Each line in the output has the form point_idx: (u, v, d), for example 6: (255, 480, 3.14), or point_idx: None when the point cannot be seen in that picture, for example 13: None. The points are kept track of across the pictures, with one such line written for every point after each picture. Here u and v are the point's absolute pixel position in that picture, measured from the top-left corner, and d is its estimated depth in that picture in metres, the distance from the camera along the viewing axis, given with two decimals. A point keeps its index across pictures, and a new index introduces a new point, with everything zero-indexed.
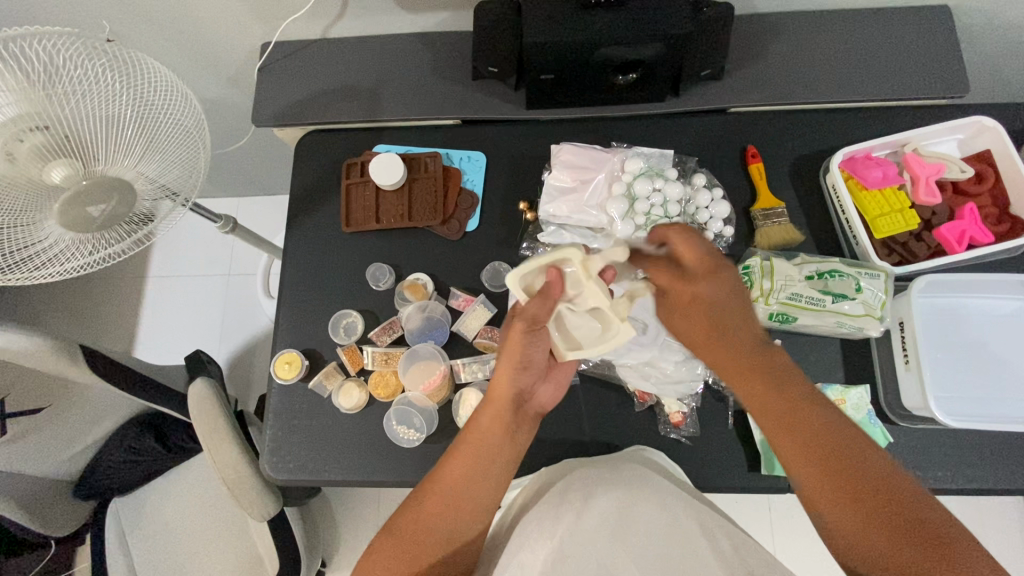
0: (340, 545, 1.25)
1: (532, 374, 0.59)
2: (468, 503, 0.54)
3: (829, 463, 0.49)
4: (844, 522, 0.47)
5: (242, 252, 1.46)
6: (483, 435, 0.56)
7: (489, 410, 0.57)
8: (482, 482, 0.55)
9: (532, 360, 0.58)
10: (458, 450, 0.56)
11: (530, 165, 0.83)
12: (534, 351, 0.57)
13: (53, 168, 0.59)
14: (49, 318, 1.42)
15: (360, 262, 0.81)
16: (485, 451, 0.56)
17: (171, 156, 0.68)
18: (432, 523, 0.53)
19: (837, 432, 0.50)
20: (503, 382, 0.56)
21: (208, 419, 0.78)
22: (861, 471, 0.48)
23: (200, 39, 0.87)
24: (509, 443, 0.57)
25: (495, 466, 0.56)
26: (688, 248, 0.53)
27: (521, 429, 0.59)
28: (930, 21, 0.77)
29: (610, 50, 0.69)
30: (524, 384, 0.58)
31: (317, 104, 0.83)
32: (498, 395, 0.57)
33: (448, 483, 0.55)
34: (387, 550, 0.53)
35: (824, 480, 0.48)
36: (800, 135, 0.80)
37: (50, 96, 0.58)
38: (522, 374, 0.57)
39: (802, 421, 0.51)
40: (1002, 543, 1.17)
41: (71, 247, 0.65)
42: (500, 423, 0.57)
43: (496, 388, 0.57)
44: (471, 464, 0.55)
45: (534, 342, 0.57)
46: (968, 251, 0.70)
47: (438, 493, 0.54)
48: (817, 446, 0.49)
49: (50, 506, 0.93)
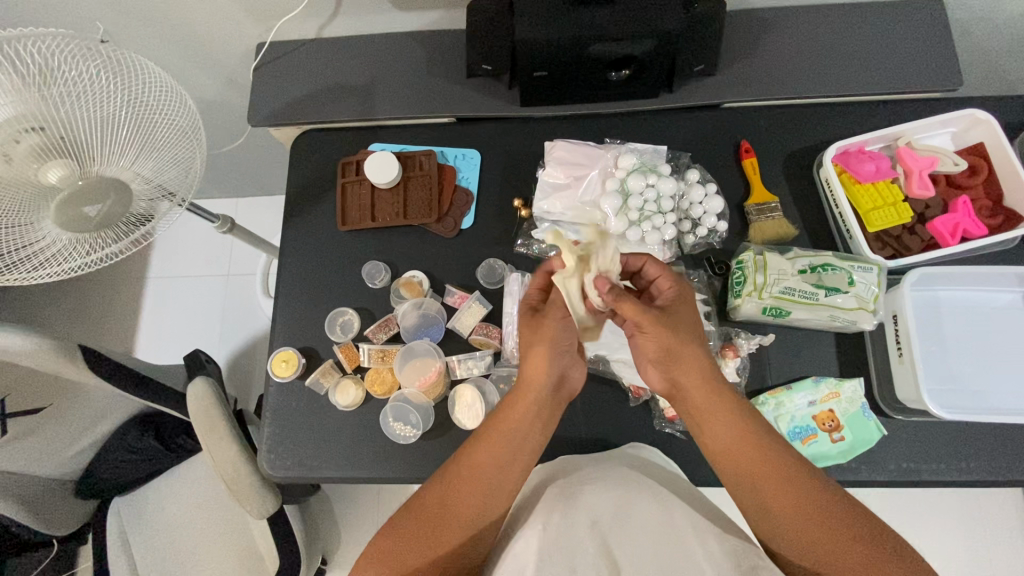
0: (341, 542, 1.26)
1: (566, 360, 0.61)
2: (495, 487, 0.55)
3: (773, 476, 0.54)
4: (793, 530, 0.52)
5: (241, 252, 1.47)
6: (514, 417, 0.57)
7: (525, 396, 0.59)
8: (510, 466, 0.56)
9: (565, 345, 0.61)
10: (490, 431, 0.57)
11: (525, 162, 0.83)
12: (564, 335, 0.61)
13: (50, 168, 0.61)
14: (49, 318, 1.43)
15: (357, 260, 0.81)
16: (517, 436, 0.57)
17: (167, 156, 0.68)
18: (457, 504, 0.54)
19: (778, 450, 0.55)
20: (539, 367, 0.59)
21: (207, 419, 0.78)
22: (800, 479, 0.53)
23: (195, 40, 0.87)
24: (540, 429, 0.59)
25: (522, 452, 0.57)
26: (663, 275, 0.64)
27: (552, 415, 0.61)
28: (923, 14, 0.77)
29: (602, 47, 0.70)
30: (558, 369, 0.61)
31: (312, 103, 0.84)
32: (533, 381, 0.59)
33: (476, 464, 0.55)
34: (411, 529, 0.54)
35: (779, 497, 0.53)
36: (793, 129, 0.80)
37: (45, 96, 0.59)
38: (555, 360, 0.60)
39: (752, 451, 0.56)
40: (1000, 538, 1.17)
41: (69, 247, 0.64)
42: (532, 406, 0.58)
43: (531, 373, 0.59)
44: (500, 446, 0.56)
45: (561, 329, 0.61)
46: (960, 245, 0.70)
47: (465, 476, 0.55)
48: (760, 466, 0.54)
49: (52, 505, 0.94)
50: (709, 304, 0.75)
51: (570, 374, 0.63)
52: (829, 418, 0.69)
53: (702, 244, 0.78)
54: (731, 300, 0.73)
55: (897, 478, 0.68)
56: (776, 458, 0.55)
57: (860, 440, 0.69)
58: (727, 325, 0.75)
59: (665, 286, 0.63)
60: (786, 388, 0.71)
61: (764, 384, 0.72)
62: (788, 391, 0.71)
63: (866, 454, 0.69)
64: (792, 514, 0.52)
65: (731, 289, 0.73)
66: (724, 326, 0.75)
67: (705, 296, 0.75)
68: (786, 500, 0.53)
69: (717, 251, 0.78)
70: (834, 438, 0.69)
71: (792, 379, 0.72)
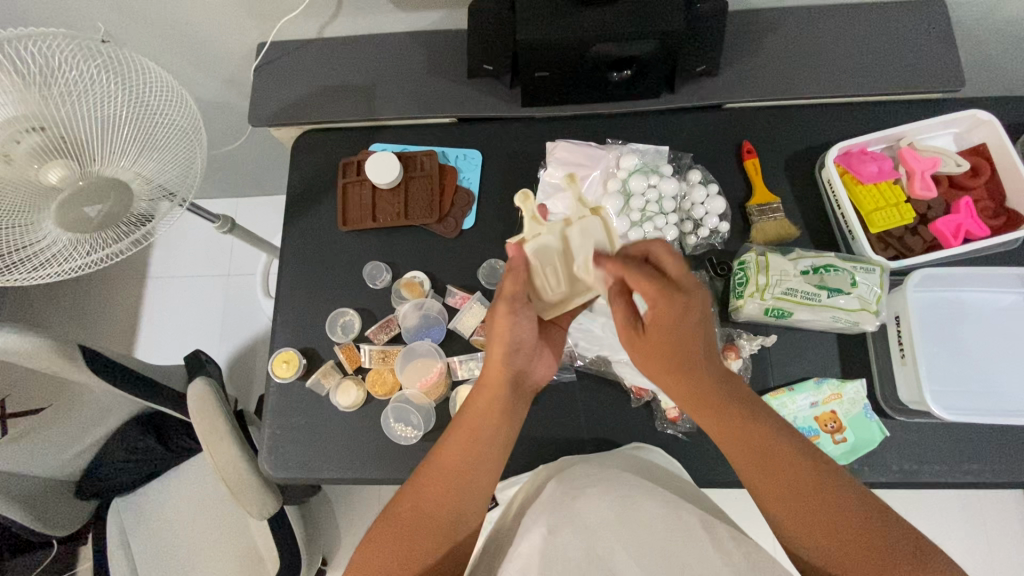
0: (341, 543, 1.25)
1: (526, 355, 0.58)
2: (467, 488, 0.54)
3: (787, 482, 0.50)
4: (808, 532, 0.49)
5: (242, 253, 1.46)
6: (478, 417, 0.56)
7: (485, 394, 0.56)
8: (480, 465, 0.55)
9: (522, 341, 0.58)
10: (455, 433, 0.56)
11: (527, 163, 0.83)
12: (521, 331, 0.57)
13: (51, 169, 0.60)
14: (49, 319, 1.42)
15: (358, 261, 0.81)
16: (482, 434, 0.55)
17: (168, 156, 0.68)
18: (432, 507, 0.53)
19: (785, 444, 0.52)
20: (495, 364, 0.57)
21: (208, 420, 0.78)
22: (814, 480, 0.50)
23: (196, 40, 0.87)
24: (506, 425, 0.57)
25: (491, 452, 0.55)
26: (674, 263, 0.53)
27: (520, 412, 0.59)
28: (925, 15, 0.77)
29: (604, 47, 0.69)
30: (517, 366, 0.58)
31: (313, 103, 0.84)
32: (492, 379, 0.57)
33: (445, 464, 0.55)
34: (388, 533, 0.53)
35: (786, 497, 0.50)
36: (795, 130, 0.80)
37: (46, 97, 0.59)
38: (513, 356, 0.57)
39: (756, 442, 0.52)
40: (1002, 541, 1.17)
41: (70, 247, 0.65)
42: (495, 406, 0.56)
43: (490, 371, 0.57)
44: (466, 447, 0.55)
45: (519, 322, 0.57)
46: (963, 246, 0.70)
47: (437, 477, 0.54)
48: (774, 475, 0.51)
49: (54, 506, 0.94)
50: (711, 305, 0.74)
51: (532, 369, 0.60)
52: (830, 419, 0.69)
53: (703, 245, 0.78)
54: (733, 301, 0.72)
55: (900, 479, 0.68)
56: (782, 453, 0.51)
57: (861, 441, 0.69)
58: (729, 326, 0.75)
59: (669, 260, 0.54)
60: (787, 389, 0.71)
61: (766, 385, 0.72)
62: (790, 392, 0.70)
63: (868, 456, 0.69)
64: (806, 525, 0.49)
65: (734, 290, 0.73)
66: (726, 328, 0.74)
67: None
68: (802, 510, 0.49)
69: (719, 251, 0.78)
70: (836, 440, 0.69)
71: (793, 380, 0.72)
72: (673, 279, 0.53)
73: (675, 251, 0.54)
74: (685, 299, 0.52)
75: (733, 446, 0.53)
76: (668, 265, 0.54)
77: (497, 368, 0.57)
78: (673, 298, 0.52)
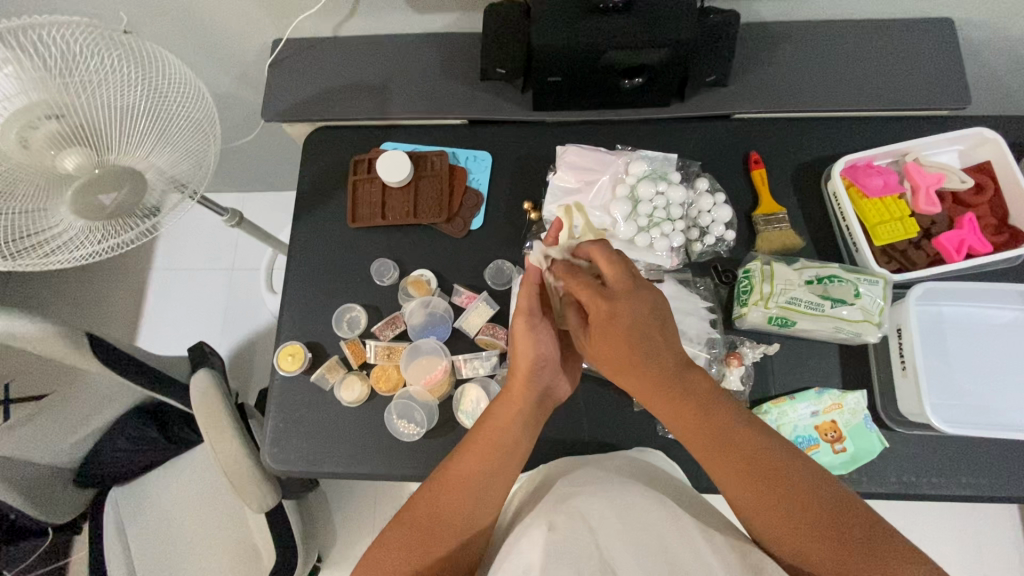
0: (336, 540, 1.25)
1: (549, 371, 0.61)
2: (484, 495, 0.55)
3: (756, 477, 0.50)
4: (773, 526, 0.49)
5: (246, 247, 1.47)
6: (502, 430, 0.57)
7: (508, 408, 0.58)
8: (499, 475, 0.55)
9: (546, 355, 0.61)
10: (472, 445, 0.57)
11: (536, 166, 0.84)
12: (542, 347, 0.61)
13: (67, 156, 0.60)
14: (52, 307, 1.43)
15: (365, 258, 0.82)
16: (504, 446, 0.56)
17: (182, 148, 0.69)
18: (447, 514, 0.54)
19: (761, 453, 0.51)
20: (520, 379, 0.59)
21: (212, 412, 0.78)
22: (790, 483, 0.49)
23: (213, 34, 0.88)
24: (527, 438, 0.58)
25: (508, 465, 0.56)
26: (607, 264, 0.58)
27: (540, 427, 0.60)
28: (933, 33, 0.78)
29: (616, 55, 0.70)
30: (542, 382, 0.60)
31: (327, 100, 0.84)
32: (517, 394, 0.59)
33: (462, 471, 0.55)
34: (398, 539, 0.53)
35: (759, 495, 0.49)
36: (802, 142, 0.81)
37: (67, 85, 0.59)
38: (537, 372, 0.60)
39: (732, 443, 0.51)
40: (996, 558, 1.17)
41: (82, 234, 0.65)
42: (520, 419, 0.58)
43: (514, 386, 0.59)
44: (484, 457, 0.56)
45: (538, 339, 0.60)
46: (966, 261, 0.71)
47: (451, 484, 0.55)
48: (738, 471, 0.50)
49: (51, 494, 0.93)
50: (715, 312, 0.75)
51: (552, 386, 0.62)
52: (831, 429, 0.70)
53: (709, 253, 0.78)
54: (737, 309, 0.73)
55: (898, 490, 0.68)
56: (760, 461, 0.50)
57: (860, 451, 0.69)
58: (732, 333, 0.75)
59: (606, 265, 0.58)
60: (789, 397, 0.71)
61: (767, 393, 0.73)
62: (790, 400, 0.71)
63: (868, 467, 0.69)
64: (769, 514, 0.49)
65: (738, 298, 0.74)
66: (729, 335, 0.75)
67: (712, 304, 0.76)
68: (770, 510, 0.49)
69: (724, 259, 0.78)
70: (836, 449, 0.69)
71: (794, 389, 0.73)
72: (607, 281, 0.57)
73: (608, 260, 0.58)
74: (612, 305, 0.55)
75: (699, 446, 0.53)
76: (602, 268, 0.58)
77: (522, 383, 0.59)
78: (613, 301, 0.56)
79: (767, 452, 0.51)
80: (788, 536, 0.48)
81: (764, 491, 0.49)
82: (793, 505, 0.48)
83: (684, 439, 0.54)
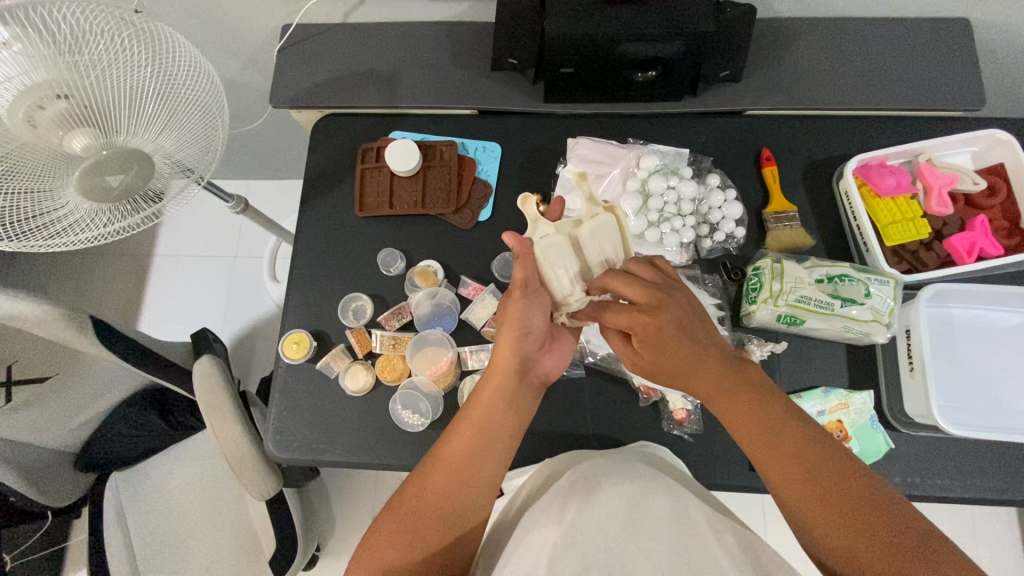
0: (336, 527, 1.25)
1: (535, 342, 0.60)
2: (473, 480, 0.54)
3: (806, 474, 0.50)
4: (827, 526, 0.48)
5: (250, 234, 1.46)
6: (486, 409, 0.56)
7: (489, 386, 0.57)
8: (487, 458, 0.55)
9: (533, 328, 0.59)
10: (464, 425, 0.56)
11: (546, 158, 0.83)
12: (532, 318, 0.59)
13: (74, 136, 0.60)
14: (54, 290, 1.42)
15: (372, 247, 0.81)
16: (491, 423, 0.56)
17: (189, 132, 0.68)
18: (436, 499, 0.53)
19: (815, 450, 0.51)
20: (503, 352, 0.58)
21: (215, 399, 0.78)
22: (840, 480, 0.49)
23: (222, 18, 0.87)
24: (511, 419, 0.57)
25: (498, 447, 0.56)
26: (632, 288, 0.55)
27: (526, 405, 0.59)
28: (950, 32, 0.77)
29: (630, 47, 0.70)
30: (526, 353, 0.59)
31: (336, 87, 0.84)
32: (499, 368, 0.58)
33: (451, 454, 0.55)
34: (392, 528, 0.53)
35: (812, 492, 0.49)
36: (815, 139, 0.81)
37: (76, 63, 0.58)
38: (522, 343, 0.58)
39: (785, 438, 0.52)
40: (993, 558, 1.18)
41: (87, 217, 0.65)
42: (501, 396, 0.57)
43: (497, 359, 0.58)
44: (475, 438, 0.55)
45: (528, 309, 0.59)
46: (977, 263, 0.70)
47: (444, 468, 0.55)
48: (791, 464, 0.50)
49: (52, 476, 0.93)
50: (723, 309, 0.75)
51: (537, 360, 0.61)
52: (836, 428, 0.70)
53: (718, 249, 0.78)
54: (746, 307, 0.73)
55: (902, 490, 0.68)
56: (812, 456, 0.51)
57: (866, 451, 0.69)
58: (740, 331, 0.75)
59: (629, 288, 0.55)
60: (795, 396, 0.71)
61: None
62: (797, 399, 0.71)
63: (873, 466, 0.69)
64: (823, 511, 0.48)
65: (747, 296, 0.73)
66: (737, 333, 0.75)
67: (720, 301, 0.75)
68: (821, 507, 0.48)
69: (734, 256, 0.78)
70: None
71: (801, 388, 0.72)
72: (641, 304, 0.54)
73: (631, 278, 0.56)
74: (658, 318, 0.54)
75: (753, 442, 0.53)
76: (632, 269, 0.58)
77: (505, 358, 0.58)
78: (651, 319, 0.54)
79: (811, 446, 0.51)
80: (844, 537, 0.47)
81: (814, 489, 0.49)
82: (842, 501, 0.48)
83: (738, 438, 0.54)
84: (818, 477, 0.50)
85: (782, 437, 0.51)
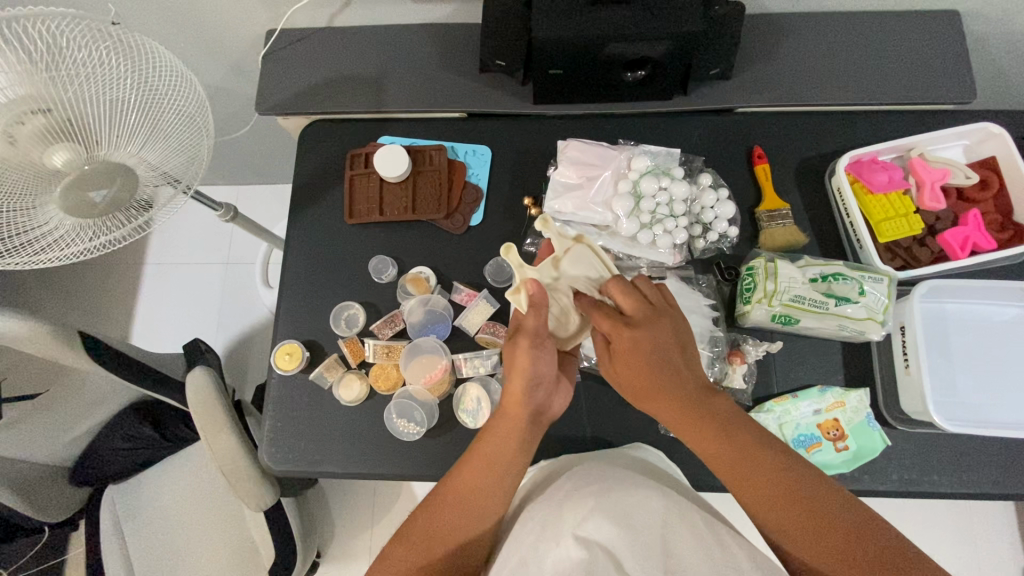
0: (336, 534, 1.25)
1: (545, 389, 0.59)
2: (482, 506, 0.55)
3: (785, 503, 0.50)
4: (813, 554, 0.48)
5: (241, 241, 1.45)
6: (498, 445, 0.56)
7: (504, 424, 0.57)
8: (498, 486, 0.55)
9: (543, 374, 0.58)
10: (474, 457, 0.56)
11: (537, 160, 0.82)
12: (541, 366, 0.58)
13: (54, 152, 0.58)
14: (45, 302, 1.41)
15: (363, 254, 0.81)
16: (502, 458, 0.56)
17: (174, 142, 0.66)
18: (445, 526, 0.54)
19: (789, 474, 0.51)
20: (517, 397, 0.57)
21: (209, 411, 0.76)
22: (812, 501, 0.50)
23: (205, 26, 0.86)
24: (524, 454, 0.57)
25: (506, 480, 0.56)
26: (625, 296, 0.59)
27: (534, 446, 0.59)
28: (941, 25, 0.77)
29: (618, 47, 0.69)
30: (538, 399, 0.59)
31: (323, 93, 0.83)
32: (512, 411, 0.57)
33: (461, 484, 0.55)
34: (400, 551, 0.54)
35: (794, 520, 0.49)
36: (806, 136, 0.80)
37: (53, 78, 0.57)
38: (534, 390, 0.58)
39: (758, 466, 0.52)
40: (991, 549, 1.19)
41: (72, 233, 0.63)
42: (518, 435, 0.57)
43: (509, 403, 0.57)
44: (484, 471, 0.55)
45: (539, 357, 0.58)
46: (971, 257, 0.70)
47: (450, 500, 0.55)
48: (767, 492, 0.51)
49: (46, 493, 0.93)
50: (717, 310, 0.75)
51: (550, 402, 0.61)
52: (833, 427, 0.70)
53: (711, 249, 0.78)
54: (741, 307, 0.72)
55: (901, 488, 0.68)
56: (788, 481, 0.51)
57: (863, 449, 0.69)
58: (735, 332, 0.75)
59: (624, 297, 0.59)
60: (791, 395, 0.71)
61: (769, 392, 0.72)
62: (794, 399, 0.71)
63: (870, 464, 0.69)
64: (774, 515, 0.50)
65: (741, 296, 0.73)
66: (731, 333, 0.75)
67: (714, 301, 0.75)
68: (806, 537, 0.49)
69: (727, 256, 0.78)
70: (839, 447, 0.69)
71: (797, 387, 0.72)
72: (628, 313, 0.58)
73: (631, 289, 0.60)
74: (633, 332, 0.56)
75: (729, 474, 0.53)
76: (619, 301, 0.59)
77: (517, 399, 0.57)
78: (626, 333, 0.57)
79: (784, 471, 0.52)
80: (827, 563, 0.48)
81: (795, 517, 0.49)
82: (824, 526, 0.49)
83: (715, 469, 0.54)
84: (796, 502, 0.50)
85: (752, 465, 0.52)
